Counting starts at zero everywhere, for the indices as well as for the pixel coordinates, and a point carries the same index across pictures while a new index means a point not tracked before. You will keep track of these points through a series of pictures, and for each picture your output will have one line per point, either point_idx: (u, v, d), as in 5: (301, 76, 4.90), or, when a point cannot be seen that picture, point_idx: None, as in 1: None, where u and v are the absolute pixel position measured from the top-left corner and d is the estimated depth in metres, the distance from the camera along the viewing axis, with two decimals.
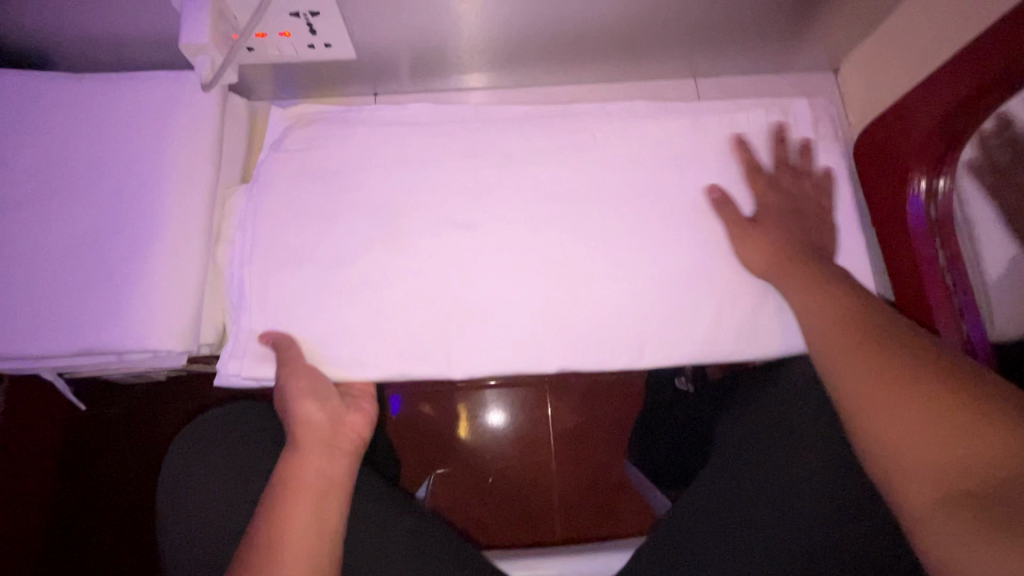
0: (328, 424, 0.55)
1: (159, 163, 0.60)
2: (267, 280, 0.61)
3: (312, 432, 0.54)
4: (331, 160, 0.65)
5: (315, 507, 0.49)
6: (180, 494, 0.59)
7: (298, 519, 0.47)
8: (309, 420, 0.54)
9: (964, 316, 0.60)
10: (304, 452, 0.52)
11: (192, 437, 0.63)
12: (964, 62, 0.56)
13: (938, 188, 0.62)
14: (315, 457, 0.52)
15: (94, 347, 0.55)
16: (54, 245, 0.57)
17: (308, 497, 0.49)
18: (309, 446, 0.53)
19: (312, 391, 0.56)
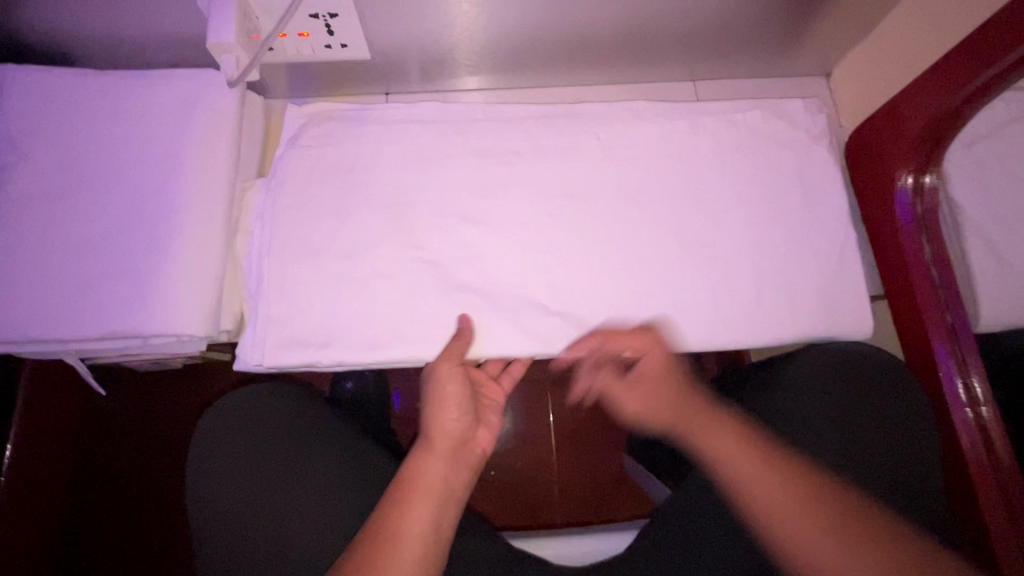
0: (460, 436, 0.56)
1: (181, 156, 0.62)
2: (284, 270, 0.63)
3: (446, 441, 0.56)
4: (345, 156, 0.67)
5: (427, 522, 0.49)
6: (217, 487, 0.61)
7: (417, 524, 0.48)
8: (444, 427, 0.56)
9: (948, 308, 0.63)
10: (429, 456, 0.54)
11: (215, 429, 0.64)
12: (945, 69, 0.59)
13: (925, 184, 0.65)
14: (444, 466, 0.53)
15: (121, 330, 0.58)
16: (82, 235, 0.60)
17: (424, 507, 0.50)
18: (438, 453, 0.54)
19: (457, 399, 0.58)
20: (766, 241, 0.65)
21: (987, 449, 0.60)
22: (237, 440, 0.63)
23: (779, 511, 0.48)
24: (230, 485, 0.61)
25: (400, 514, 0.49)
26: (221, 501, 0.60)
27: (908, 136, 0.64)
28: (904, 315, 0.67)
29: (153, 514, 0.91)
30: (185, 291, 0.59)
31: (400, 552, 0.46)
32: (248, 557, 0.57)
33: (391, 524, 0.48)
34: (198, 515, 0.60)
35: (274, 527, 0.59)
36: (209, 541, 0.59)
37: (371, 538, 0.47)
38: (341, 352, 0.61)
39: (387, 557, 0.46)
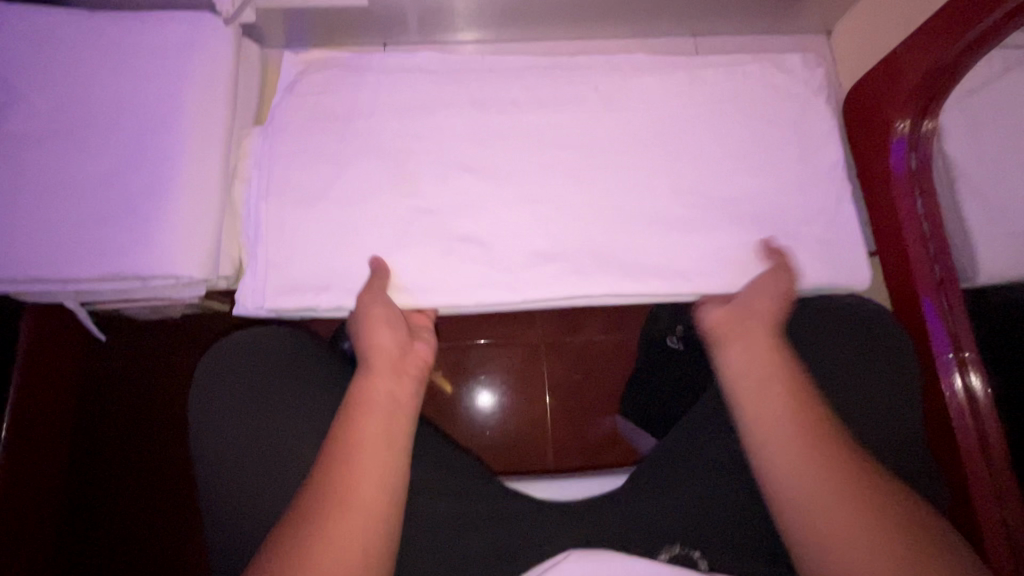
0: (396, 349, 0.55)
1: (179, 100, 0.62)
2: (283, 217, 0.63)
3: (385, 355, 0.54)
4: (343, 105, 0.67)
5: (382, 433, 0.50)
6: (216, 428, 0.62)
7: (369, 438, 0.49)
8: (378, 346, 0.55)
9: (937, 262, 0.64)
10: (372, 376, 0.53)
11: (214, 373, 0.65)
12: (952, 16, 0.58)
13: (920, 135, 0.65)
14: (386, 380, 0.53)
15: (120, 271, 0.58)
16: (82, 177, 0.60)
17: (374, 419, 0.50)
18: (379, 369, 0.53)
19: (387, 319, 0.57)
20: (761, 194, 0.66)
21: (971, 409, 0.61)
22: (240, 382, 0.64)
23: (778, 432, 0.46)
24: (235, 425, 0.62)
25: (351, 432, 0.49)
26: (227, 440, 0.61)
27: (907, 88, 0.64)
28: (895, 272, 0.68)
29: (157, 465, 0.93)
30: (185, 233, 0.59)
31: (358, 464, 0.47)
32: (257, 491, 0.59)
33: (342, 439, 0.49)
34: (204, 454, 0.61)
35: (282, 461, 0.60)
36: (216, 479, 0.60)
37: (330, 457, 0.48)
38: (338, 299, 0.62)
39: (345, 472, 0.47)
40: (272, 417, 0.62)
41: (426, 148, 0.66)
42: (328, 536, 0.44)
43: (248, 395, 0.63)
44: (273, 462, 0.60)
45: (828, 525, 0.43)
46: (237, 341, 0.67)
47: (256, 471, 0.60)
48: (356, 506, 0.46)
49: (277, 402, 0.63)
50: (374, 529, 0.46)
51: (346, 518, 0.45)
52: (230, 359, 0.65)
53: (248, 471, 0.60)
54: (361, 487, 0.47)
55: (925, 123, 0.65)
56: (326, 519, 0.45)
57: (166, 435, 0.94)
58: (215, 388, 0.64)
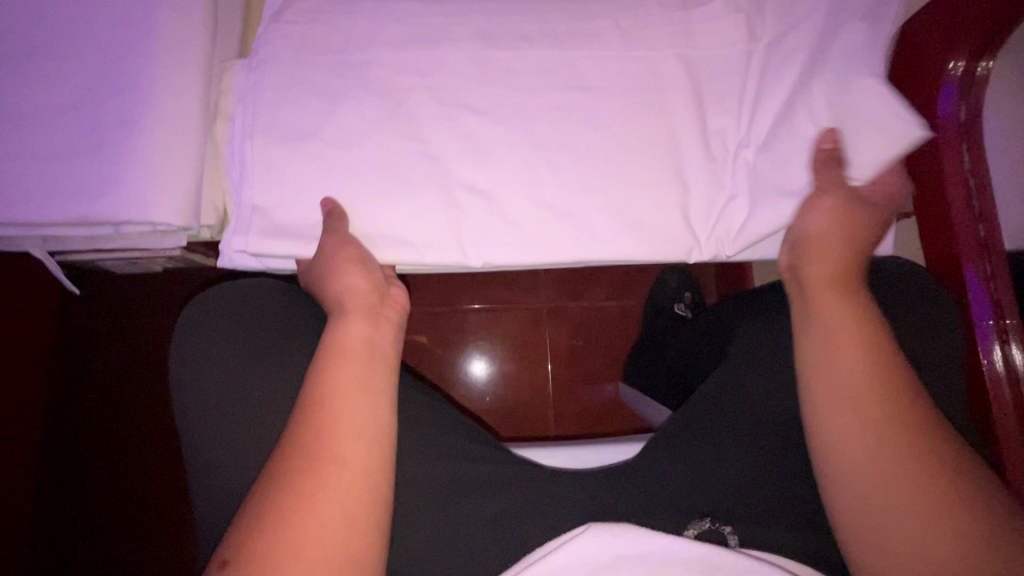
0: (371, 292, 0.55)
1: (150, 25, 0.56)
2: (270, 159, 0.57)
3: (360, 299, 0.54)
4: (336, 35, 0.60)
5: (361, 375, 0.49)
6: (206, 401, 0.57)
7: (349, 379, 0.49)
8: (352, 289, 0.54)
9: (982, 219, 0.60)
10: (349, 317, 0.53)
11: (196, 342, 0.59)
12: None
13: (975, 75, 0.59)
14: (360, 323, 0.53)
15: (90, 215, 0.53)
16: (46, 110, 0.55)
17: (352, 363, 0.50)
18: (353, 312, 0.53)
19: (359, 257, 0.55)
20: None
21: (1009, 383, 0.57)
22: (224, 342, 0.59)
23: (834, 378, 0.49)
24: (220, 390, 0.57)
25: (329, 376, 0.49)
26: (214, 405, 0.57)
27: (965, 23, 0.58)
28: (932, 232, 0.64)
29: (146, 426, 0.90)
30: (157, 174, 0.53)
31: (339, 406, 0.47)
32: (251, 457, 0.55)
33: (321, 384, 0.48)
34: (189, 424, 0.57)
35: (275, 425, 0.56)
36: (205, 448, 0.56)
37: (310, 402, 0.47)
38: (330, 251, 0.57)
39: (326, 415, 0.46)
40: (265, 380, 0.57)
41: (428, 87, 0.59)
42: (315, 484, 0.43)
43: (236, 359, 0.58)
44: (271, 428, 0.55)
45: (863, 458, 0.46)
46: (218, 303, 0.61)
47: (254, 439, 0.55)
48: (344, 448, 0.45)
49: (269, 362, 0.58)
50: (362, 470, 0.45)
51: (333, 465, 0.44)
52: (211, 326, 0.60)
53: (245, 441, 0.55)
54: (341, 430, 0.46)
55: (981, 61, 0.59)
56: (313, 468, 0.43)
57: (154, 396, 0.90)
58: (196, 351, 0.59)
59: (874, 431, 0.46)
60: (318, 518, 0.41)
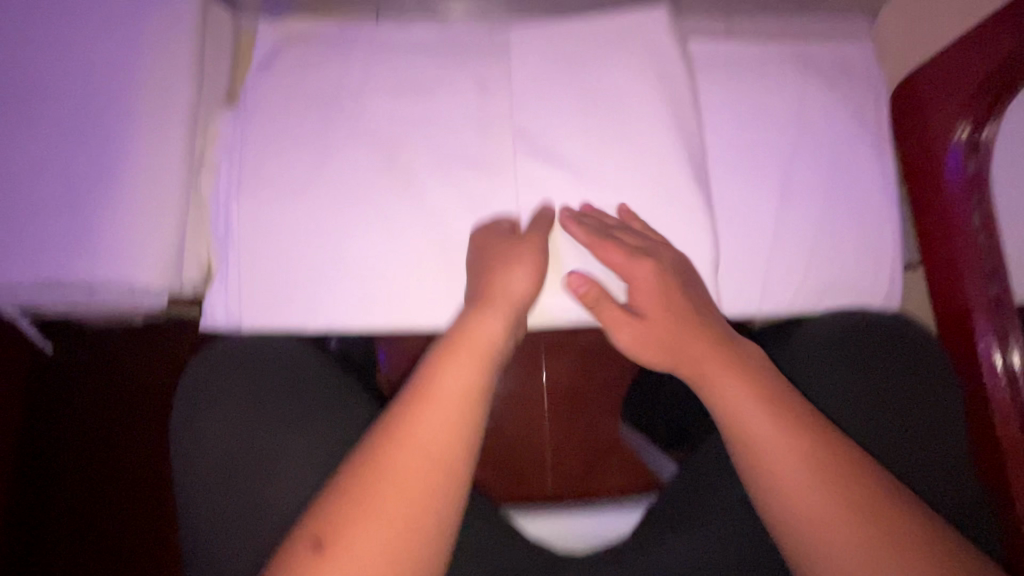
0: (520, 298, 0.49)
1: (133, 76, 0.54)
2: (255, 217, 0.55)
3: (526, 255, 0.52)
4: (327, 85, 0.58)
5: (493, 331, 0.45)
6: (211, 440, 0.52)
7: (483, 332, 0.45)
8: (512, 283, 0.50)
9: (993, 280, 0.57)
10: (489, 310, 0.47)
11: (202, 380, 0.55)
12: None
13: (981, 139, 0.58)
14: (520, 284, 0.50)
15: (65, 280, 0.50)
16: (17, 164, 0.52)
17: (473, 359, 0.42)
18: (495, 310, 0.47)
19: (530, 259, 0.51)
20: None
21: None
22: (228, 381, 0.55)
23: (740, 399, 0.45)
24: (221, 416, 0.54)
25: (470, 323, 0.45)
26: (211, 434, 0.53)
27: (984, 72, 0.56)
28: (944, 293, 0.62)
29: (124, 481, 0.85)
30: (138, 233, 0.51)
31: (463, 351, 0.43)
32: (245, 495, 0.50)
33: (461, 326, 0.45)
34: (183, 459, 0.53)
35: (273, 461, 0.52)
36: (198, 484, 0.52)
37: (440, 344, 0.44)
38: (318, 315, 0.55)
39: (447, 361, 0.42)
40: (275, 423, 0.53)
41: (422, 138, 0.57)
42: (414, 421, 0.39)
43: (243, 397, 0.54)
44: (275, 480, 0.51)
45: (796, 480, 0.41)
46: (221, 345, 0.56)
47: (256, 493, 0.50)
48: (445, 395, 0.40)
49: (280, 405, 0.54)
50: (460, 422, 0.40)
51: (429, 411, 0.40)
52: (221, 360, 0.55)
53: (246, 494, 0.50)
54: (453, 375, 0.41)
55: (988, 124, 0.57)
56: (413, 410, 0.40)
57: (131, 445, 0.86)
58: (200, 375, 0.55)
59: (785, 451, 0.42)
60: (400, 458, 0.38)
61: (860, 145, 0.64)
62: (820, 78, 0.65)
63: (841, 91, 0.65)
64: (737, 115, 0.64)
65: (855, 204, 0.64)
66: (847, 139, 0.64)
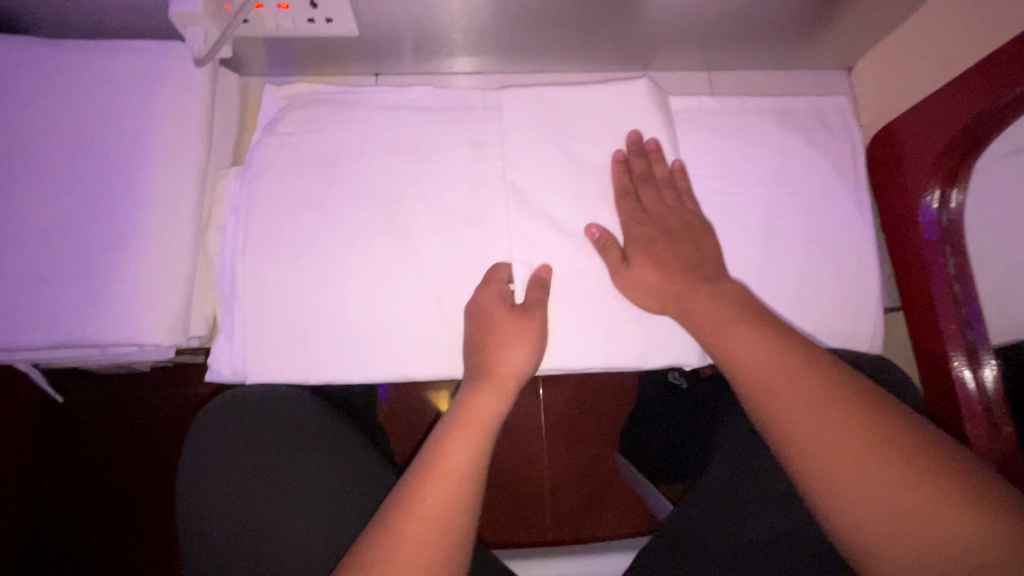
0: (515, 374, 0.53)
1: (144, 139, 0.56)
2: (260, 272, 0.57)
3: (521, 335, 0.55)
4: (330, 145, 0.61)
5: (491, 411, 0.50)
6: (217, 497, 0.57)
7: (482, 412, 0.50)
8: (509, 358, 0.53)
9: (971, 326, 0.61)
10: (484, 388, 0.52)
11: (206, 439, 0.60)
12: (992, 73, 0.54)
13: (951, 199, 0.61)
14: (520, 361, 0.54)
15: (75, 338, 0.52)
16: (32, 228, 0.53)
17: (468, 437, 0.48)
18: (489, 388, 0.52)
19: (524, 332, 0.55)
20: None
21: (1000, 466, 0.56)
22: (231, 441, 0.59)
23: (783, 400, 0.45)
24: (228, 487, 0.57)
25: (471, 401, 0.51)
26: (219, 506, 0.56)
27: (941, 141, 0.59)
28: (923, 339, 0.65)
29: (128, 523, 0.85)
30: (149, 294, 0.54)
31: (463, 429, 0.48)
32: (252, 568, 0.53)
33: (463, 406, 0.50)
34: (193, 504, 0.57)
35: (280, 532, 0.55)
36: (205, 553, 0.54)
37: (445, 425, 0.49)
38: (320, 367, 0.57)
39: (451, 440, 0.47)
40: (275, 480, 0.57)
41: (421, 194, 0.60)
42: (423, 493, 0.43)
43: (246, 456, 0.58)
44: (275, 537, 0.55)
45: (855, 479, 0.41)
46: (225, 402, 0.61)
47: (257, 549, 0.54)
48: (447, 473, 0.45)
49: (280, 463, 0.58)
50: (462, 497, 0.44)
51: (434, 486, 0.44)
52: (225, 421, 0.60)
53: (247, 551, 0.54)
54: (455, 453, 0.46)
55: (954, 186, 0.60)
56: (420, 486, 0.44)
57: (135, 487, 0.86)
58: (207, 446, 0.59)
59: (840, 447, 0.42)
60: (410, 529, 0.42)
61: (839, 195, 0.67)
62: (799, 130, 0.68)
63: (818, 143, 0.68)
64: (721, 167, 0.67)
65: (837, 252, 0.66)
66: (827, 188, 0.67)
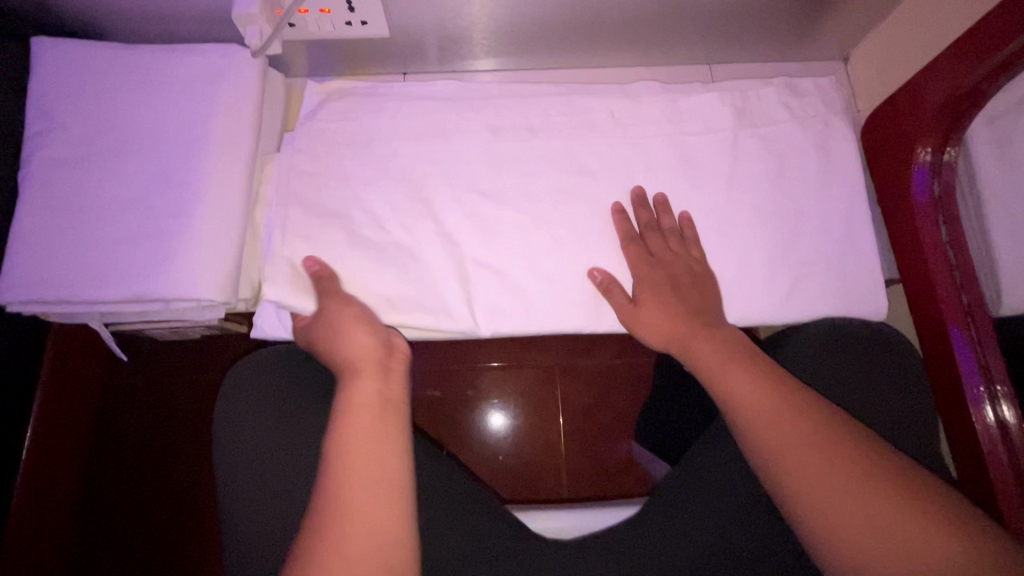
0: (379, 347, 0.59)
1: (203, 125, 0.65)
2: (301, 242, 0.65)
3: (353, 324, 0.60)
4: (363, 132, 0.68)
5: (370, 392, 0.55)
6: (246, 461, 0.63)
7: (362, 398, 0.55)
8: (362, 346, 0.58)
9: (964, 290, 0.64)
10: (360, 376, 0.57)
11: (236, 403, 0.66)
12: (988, 29, 0.56)
13: (943, 162, 0.65)
14: (361, 340, 0.59)
15: (143, 294, 0.60)
16: (109, 200, 0.62)
17: (363, 418, 0.53)
18: (364, 371, 0.57)
19: (363, 320, 0.60)
20: (777, 224, 0.66)
21: (1000, 430, 0.61)
22: (260, 407, 0.66)
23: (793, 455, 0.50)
24: (255, 460, 0.63)
25: (348, 395, 0.55)
26: (246, 461, 0.63)
27: (930, 113, 0.63)
28: (919, 305, 0.68)
29: (177, 492, 0.93)
30: (205, 257, 0.61)
31: (353, 418, 0.53)
32: (277, 511, 0.60)
33: (345, 398, 0.55)
34: (227, 466, 0.63)
35: (302, 475, 0.62)
36: (238, 493, 0.62)
37: (335, 421, 0.53)
38: None
39: (347, 430, 0.52)
40: (297, 444, 0.64)
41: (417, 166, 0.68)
42: (345, 485, 0.48)
43: (271, 422, 0.65)
44: (299, 494, 0.61)
45: (836, 484, 0.49)
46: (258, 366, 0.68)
47: (283, 508, 0.60)
48: (366, 460, 0.50)
49: (301, 429, 0.65)
50: (381, 463, 0.50)
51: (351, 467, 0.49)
52: (253, 387, 0.67)
53: (274, 509, 0.60)
54: (357, 438, 0.51)
55: (947, 148, 0.64)
56: (341, 469, 0.49)
57: (184, 457, 0.94)
58: (231, 407, 0.66)
59: (821, 459, 0.50)
60: (348, 502, 0.47)
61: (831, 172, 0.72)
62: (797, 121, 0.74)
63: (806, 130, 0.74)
64: None
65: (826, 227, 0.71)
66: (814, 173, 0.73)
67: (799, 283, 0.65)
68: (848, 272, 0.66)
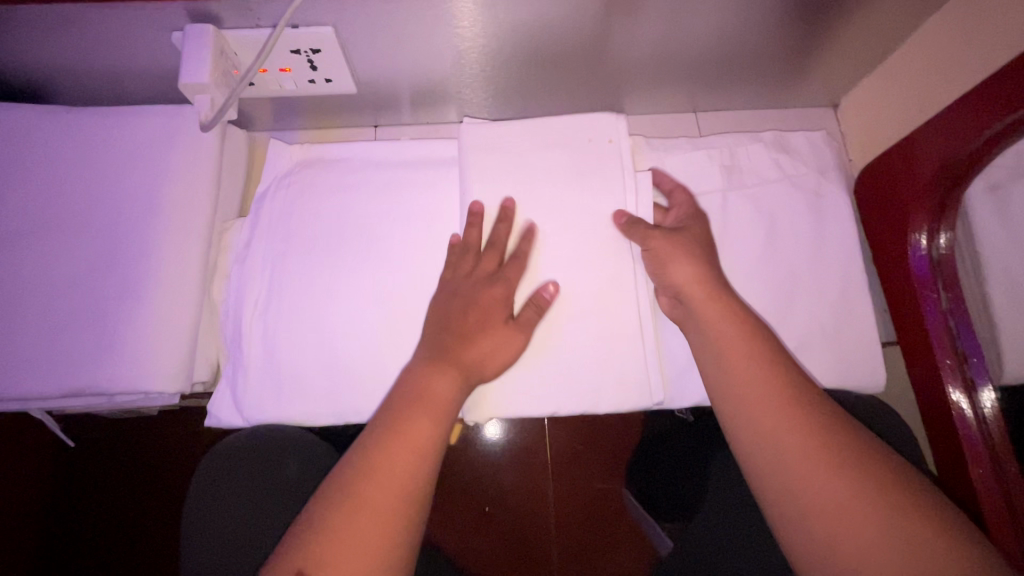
0: (508, 338, 0.55)
1: (152, 194, 0.60)
2: (264, 319, 0.61)
3: (494, 323, 0.55)
4: (334, 200, 0.65)
5: (449, 394, 0.50)
6: (219, 546, 0.58)
7: (440, 391, 0.50)
8: (474, 341, 0.54)
9: (969, 361, 0.61)
10: (446, 364, 0.52)
11: (217, 478, 0.61)
12: (983, 96, 0.53)
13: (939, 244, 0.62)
14: (486, 340, 0.54)
15: (84, 388, 0.55)
16: (48, 282, 0.57)
17: (426, 417, 0.49)
18: (453, 362, 0.52)
19: (501, 334, 0.55)
20: (772, 291, 0.63)
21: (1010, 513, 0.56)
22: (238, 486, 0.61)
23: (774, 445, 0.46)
24: (225, 549, 0.58)
25: (426, 378, 0.51)
26: (220, 547, 0.58)
27: (924, 178, 0.60)
28: (919, 372, 0.65)
29: (137, 558, 0.89)
30: (153, 343, 0.56)
31: (422, 409, 0.49)
32: None
33: (418, 379, 0.51)
34: (196, 549, 0.58)
35: None
36: None
37: (404, 398, 0.50)
38: (319, 410, 0.60)
39: (390, 444, 0.47)
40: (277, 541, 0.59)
41: (521, 180, 0.62)
42: (376, 466, 0.46)
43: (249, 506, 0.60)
44: None
45: (807, 472, 0.44)
46: (238, 441, 0.62)
47: None
48: (399, 450, 0.47)
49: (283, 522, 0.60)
50: (418, 470, 0.46)
51: (390, 455, 0.46)
52: (235, 463, 0.62)
53: None
54: (415, 436, 0.48)
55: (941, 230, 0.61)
56: (381, 454, 0.46)
57: (147, 521, 0.90)
58: (219, 493, 0.61)
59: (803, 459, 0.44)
60: (381, 482, 0.45)
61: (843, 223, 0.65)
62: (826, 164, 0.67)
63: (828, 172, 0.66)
64: None
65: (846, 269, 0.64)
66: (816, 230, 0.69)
67: (793, 356, 0.62)
68: (843, 341, 0.62)
